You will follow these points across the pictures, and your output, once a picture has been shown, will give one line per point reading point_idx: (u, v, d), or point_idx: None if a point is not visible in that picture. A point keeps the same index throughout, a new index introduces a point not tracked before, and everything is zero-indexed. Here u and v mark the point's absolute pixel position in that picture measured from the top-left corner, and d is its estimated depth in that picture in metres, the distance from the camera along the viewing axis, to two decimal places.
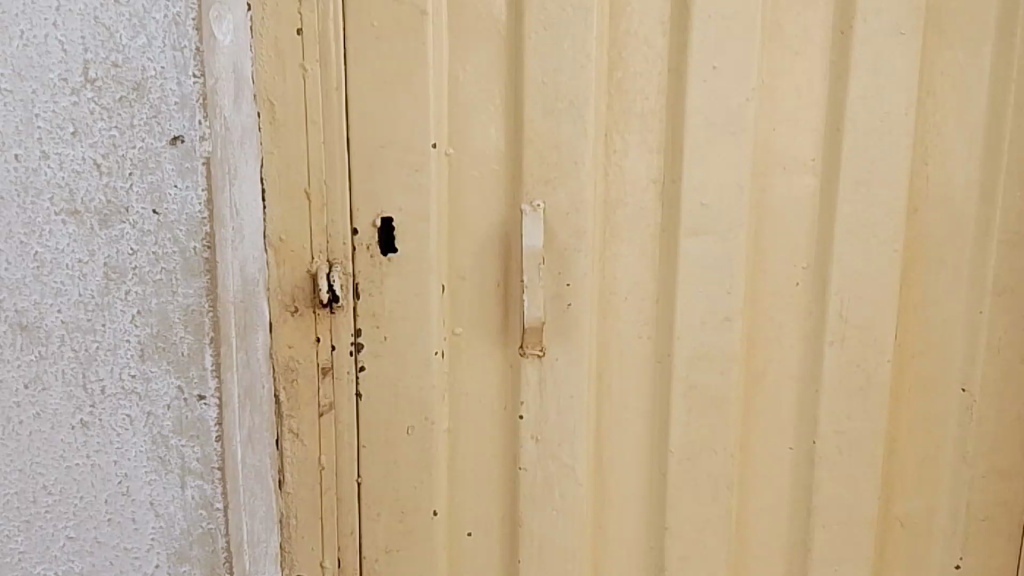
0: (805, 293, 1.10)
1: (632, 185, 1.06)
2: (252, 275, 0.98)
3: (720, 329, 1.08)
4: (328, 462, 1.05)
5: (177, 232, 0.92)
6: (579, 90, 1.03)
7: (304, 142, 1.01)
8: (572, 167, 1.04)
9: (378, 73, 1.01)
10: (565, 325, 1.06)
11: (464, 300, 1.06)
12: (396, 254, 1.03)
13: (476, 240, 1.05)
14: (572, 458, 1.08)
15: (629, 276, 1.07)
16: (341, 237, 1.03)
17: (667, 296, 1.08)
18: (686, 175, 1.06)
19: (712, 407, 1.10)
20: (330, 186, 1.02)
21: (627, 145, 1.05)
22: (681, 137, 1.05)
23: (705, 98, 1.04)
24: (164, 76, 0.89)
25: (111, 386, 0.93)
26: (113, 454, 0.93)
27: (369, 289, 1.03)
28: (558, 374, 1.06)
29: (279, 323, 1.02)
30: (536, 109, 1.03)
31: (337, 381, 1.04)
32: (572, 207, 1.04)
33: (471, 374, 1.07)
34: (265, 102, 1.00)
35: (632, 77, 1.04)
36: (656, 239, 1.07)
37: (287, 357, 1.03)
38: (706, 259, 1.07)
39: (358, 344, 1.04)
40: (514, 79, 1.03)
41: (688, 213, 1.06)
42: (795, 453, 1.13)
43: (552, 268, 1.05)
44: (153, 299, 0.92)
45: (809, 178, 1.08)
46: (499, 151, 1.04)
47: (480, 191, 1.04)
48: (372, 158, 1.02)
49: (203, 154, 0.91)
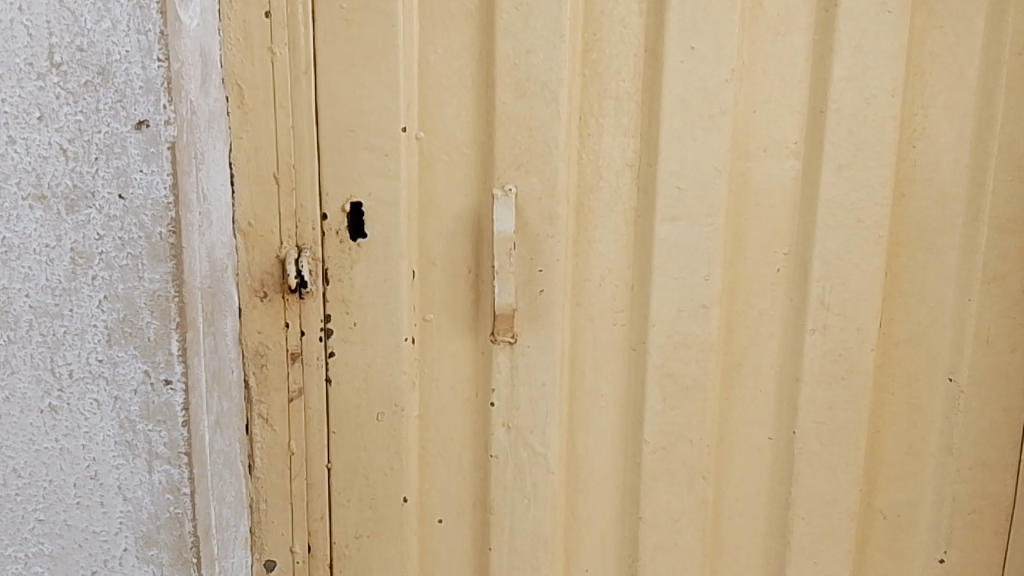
0: (787, 280, 1.07)
1: (607, 169, 1.04)
2: (219, 261, 0.97)
3: (696, 317, 1.06)
4: (297, 448, 1.06)
5: (142, 216, 0.88)
6: (552, 72, 1.00)
7: (273, 126, 1.00)
8: (544, 150, 1.02)
9: (346, 55, 0.99)
10: (537, 311, 1.05)
11: (435, 286, 1.05)
12: (365, 239, 1.02)
13: (447, 225, 1.04)
14: (544, 445, 1.08)
15: (603, 261, 1.05)
16: (310, 222, 1.02)
17: (642, 282, 1.06)
18: (663, 158, 1.03)
19: (689, 395, 1.08)
20: (299, 171, 1.01)
21: (603, 129, 1.03)
22: (657, 119, 1.03)
23: (683, 80, 1.02)
24: (128, 60, 0.86)
25: (79, 370, 0.90)
26: (81, 438, 0.92)
27: (338, 275, 1.03)
28: (530, 361, 1.06)
29: (248, 308, 1.03)
30: (508, 91, 1.00)
31: (307, 366, 1.05)
32: (545, 192, 1.03)
33: (442, 359, 1.07)
34: (233, 86, 0.99)
35: (607, 58, 1.01)
36: (631, 225, 1.05)
37: (256, 342, 1.04)
38: (683, 245, 1.05)
39: (328, 330, 1.04)
40: (486, 60, 1.01)
41: (664, 197, 1.04)
42: (774, 444, 1.11)
43: (524, 254, 1.04)
44: (119, 284, 0.89)
45: (791, 162, 1.05)
46: (471, 134, 1.02)
47: (452, 176, 1.03)
48: (342, 142, 1.01)
49: (168, 138, 0.87)
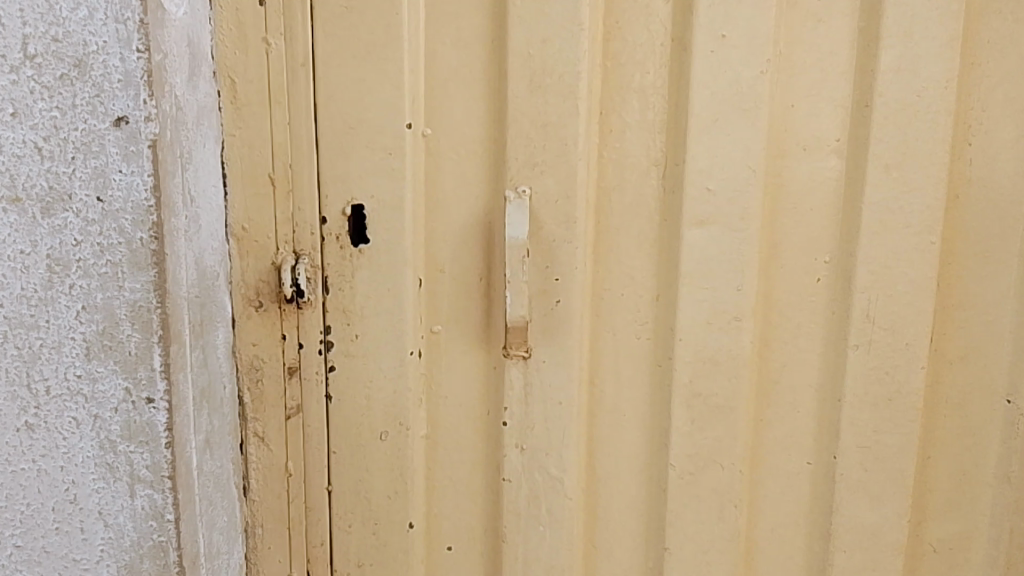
0: (828, 290, 0.98)
1: (629, 168, 0.96)
2: (209, 268, 0.90)
3: (727, 331, 0.98)
4: (295, 469, 0.99)
5: (122, 221, 0.80)
6: (570, 64, 0.92)
7: (268, 123, 0.93)
8: (561, 149, 0.94)
9: (347, 46, 0.91)
10: (552, 323, 0.97)
11: (443, 296, 0.98)
12: (367, 245, 0.95)
13: (456, 230, 0.96)
14: (560, 468, 1.00)
15: (625, 269, 0.97)
16: (309, 227, 0.94)
17: (668, 292, 0.98)
18: (691, 156, 0.95)
19: (718, 416, 0.99)
20: (297, 172, 0.93)
21: (625, 125, 0.95)
22: (685, 114, 0.94)
23: (712, 71, 0.93)
24: (106, 51, 0.76)
25: (56, 387, 0.83)
26: (59, 459, 0.84)
27: (339, 283, 0.96)
28: (545, 377, 0.98)
29: (242, 319, 0.96)
30: (521, 85, 0.92)
31: (305, 382, 0.98)
32: (561, 194, 0.94)
33: (451, 374, 0.99)
34: (225, 79, 0.92)
35: (630, 49, 0.93)
36: (656, 230, 0.97)
37: (251, 356, 0.96)
38: (713, 253, 0.96)
39: (328, 343, 0.97)
40: (498, 50, 0.93)
41: (693, 200, 0.95)
42: (813, 469, 1.02)
43: (539, 261, 0.96)
44: (98, 294, 0.81)
45: (833, 161, 0.96)
46: (482, 132, 0.95)
47: (460, 176, 0.95)
48: (342, 140, 0.93)
49: (148, 136, 0.79)
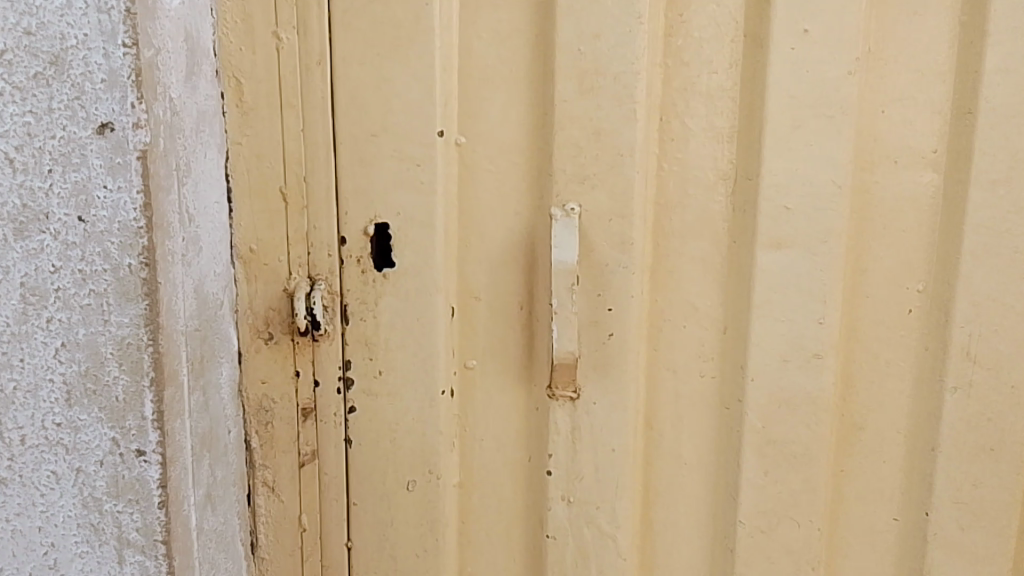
0: (920, 323, 0.86)
1: (693, 183, 0.84)
2: (210, 295, 0.77)
3: (806, 369, 0.87)
4: (310, 523, 0.88)
5: (107, 244, 0.66)
6: (627, 62, 0.79)
7: (280, 129, 0.80)
8: (616, 161, 0.81)
9: (370, 40, 0.79)
10: (603, 360, 0.86)
11: (479, 326, 0.86)
12: (392, 269, 0.82)
13: (494, 253, 0.84)
14: (613, 523, 0.89)
15: (687, 298, 0.87)
16: (325, 248, 0.82)
17: (737, 324, 0.87)
18: (766, 170, 0.83)
19: (794, 466, 0.89)
20: (312, 185, 0.81)
21: (689, 132, 0.83)
22: (759, 121, 0.82)
23: (791, 71, 0.80)
24: (87, 46, 0.63)
25: (32, 436, 0.70)
26: (37, 519, 0.72)
27: (360, 312, 0.84)
28: (596, 420, 0.87)
29: (250, 353, 0.84)
30: (570, 87, 0.80)
31: (321, 425, 0.86)
32: (616, 212, 0.82)
33: (487, 415, 0.88)
34: (230, 78, 0.80)
35: (695, 45, 0.81)
36: (725, 254, 0.86)
37: (260, 395, 0.85)
38: (790, 281, 0.85)
39: (348, 381, 0.85)
40: (543, 46, 0.80)
41: (766, 220, 0.84)
42: (901, 526, 0.91)
43: (589, 288, 0.84)
44: (80, 329, 0.68)
45: (929, 174, 0.83)
46: (524, 140, 0.82)
47: (499, 191, 0.83)
48: (363, 149, 0.81)
49: (137, 145, 0.65)
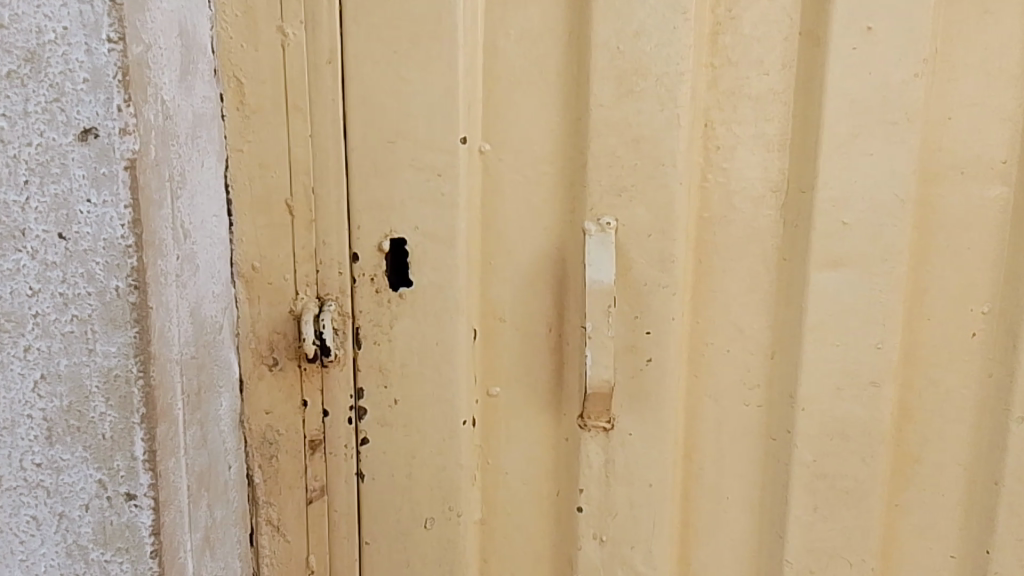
0: (985, 349, 0.79)
1: (740, 196, 0.77)
2: (208, 318, 0.69)
3: (860, 399, 0.80)
4: (318, 563, 0.81)
5: (91, 264, 0.59)
6: (671, 62, 0.72)
7: (285, 135, 0.72)
8: (657, 170, 0.74)
9: (386, 36, 0.71)
10: (640, 388, 0.78)
11: (503, 350, 0.79)
12: (409, 289, 0.75)
13: (521, 271, 0.77)
14: (648, 562, 0.82)
15: (731, 320, 0.79)
16: (336, 265, 0.75)
17: (787, 349, 0.80)
18: (822, 181, 0.75)
19: (846, 502, 0.82)
20: (321, 197, 0.73)
21: (736, 139, 0.76)
22: (815, 128, 0.75)
23: (851, 73, 0.73)
24: (67, 40, 0.55)
25: (10, 478, 0.62)
26: (15, 568, 0.64)
27: (374, 336, 0.76)
28: (631, 453, 0.79)
29: (253, 381, 0.76)
30: (608, 90, 0.72)
31: (331, 458, 0.78)
32: (657, 227, 0.75)
33: (512, 446, 0.81)
34: (230, 78, 0.71)
35: (743, 43, 0.74)
36: (775, 272, 0.78)
37: (264, 427, 0.77)
38: (846, 302, 0.77)
39: (360, 410, 0.77)
40: (577, 44, 0.72)
41: (821, 236, 0.76)
42: (959, 565, 0.84)
43: (625, 311, 0.77)
44: (61, 359, 0.60)
45: (999, 187, 0.75)
46: (555, 147, 0.75)
47: (528, 204, 0.76)
48: (378, 157, 0.73)
49: (125, 153, 0.57)
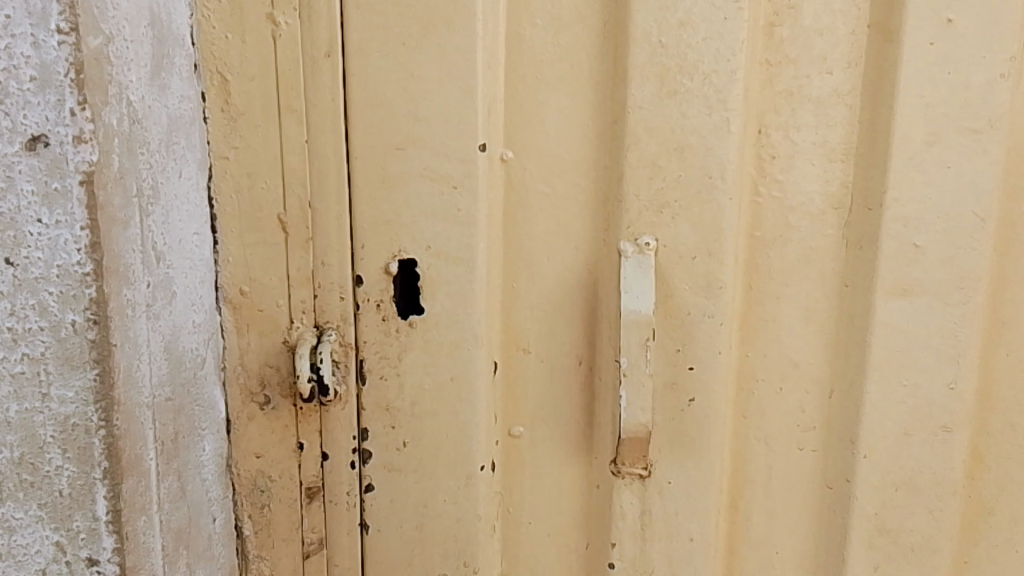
0: None
1: (796, 212, 0.67)
2: (187, 352, 0.60)
3: (931, 445, 0.69)
4: None
5: (43, 295, 0.49)
6: (721, 59, 0.62)
7: (277, 139, 0.63)
8: (705, 184, 0.64)
9: (393, 27, 0.61)
10: (681, 430, 0.69)
11: (526, 386, 0.69)
12: (421, 316, 0.66)
13: (546, 296, 0.67)
14: None
15: (784, 353, 0.69)
16: (336, 290, 0.65)
17: (848, 387, 0.69)
18: (892, 197, 0.65)
19: (912, 559, 0.72)
20: (320, 212, 0.64)
21: (793, 147, 0.66)
22: (884, 135, 0.64)
23: (928, 72, 0.63)
24: (10, 30, 0.46)
25: None
26: None
27: (380, 370, 0.67)
28: (670, 503, 0.70)
29: (241, 421, 0.67)
30: (646, 89, 0.63)
31: (331, 507, 0.69)
32: (701, 248, 0.65)
33: (535, 493, 0.71)
34: (214, 74, 0.62)
35: (804, 37, 0.64)
36: (833, 299, 0.68)
37: (254, 472, 0.68)
38: (917, 335, 0.67)
39: (364, 454, 0.68)
40: (612, 38, 0.63)
41: (889, 260, 0.66)
42: None
43: (666, 343, 0.67)
44: (9, 406, 0.50)
45: None
46: (586, 155, 0.65)
47: (554, 219, 0.66)
48: (384, 166, 0.63)
49: (80, 165, 0.48)
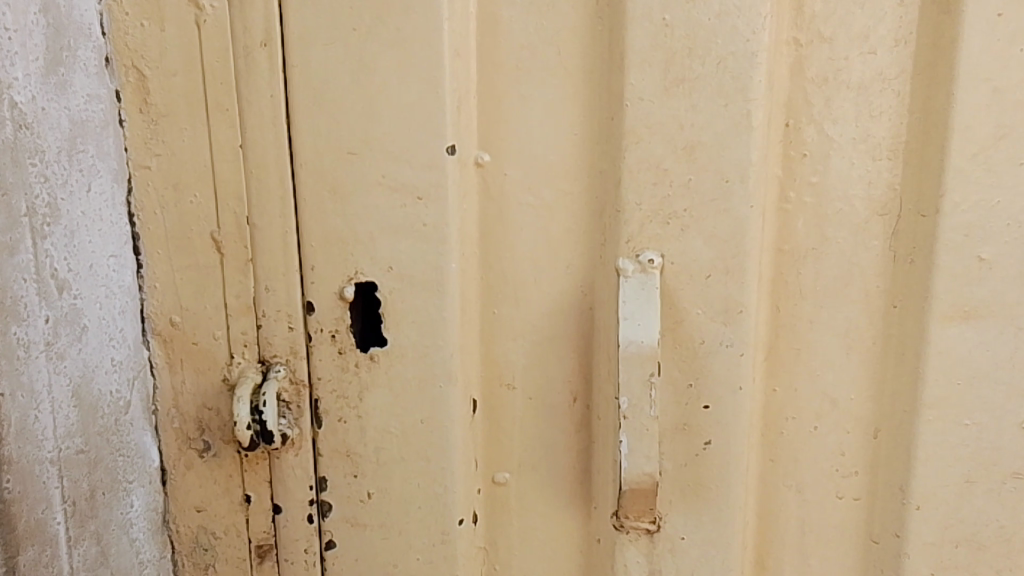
0: None
1: (832, 223, 0.56)
2: (103, 394, 0.52)
3: (1000, 498, 0.58)
4: None
5: None
6: (739, 38, 0.51)
7: (207, 145, 0.54)
8: (719, 190, 0.53)
9: (341, 10, 0.52)
10: (695, 480, 0.58)
11: (511, 427, 0.59)
12: (383, 348, 0.56)
13: (532, 323, 0.57)
14: None
15: (819, 388, 0.58)
16: (284, 319, 0.56)
17: (898, 429, 0.58)
18: (952, 203, 0.53)
19: None
20: (259, 230, 0.55)
21: (828, 144, 0.54)
22: (942, 128, 0.53)
23: (997, 49, 0.51)
24: None
25: None
26: None
27: (339, 410, 0.57)
28: (684, 563, 0.59)
29: (178, 472, 0.60)
30: (648, 76, 0.52)
31: (286, 567, 0.60)
32: (715, 266, 0.54)
33: (525, 551, 0.61)
34: (129, 70, 0.54)
35: (841, 10, 0.52)
36: (879, 325, 0.57)
37: (195, 528, 0.60)
38: (983, 367, 0.56)
39: (322, 506, 0.59)
40: (606, 17, 0.52)
41: (947, 278, 0.54)
42: None
43: (676, 378, 0.57)
44: None
45: None
46: (577, 157, 0.55)
47: (542, 233, 0.56)
48: (335, 173, 0.54)
49: None
